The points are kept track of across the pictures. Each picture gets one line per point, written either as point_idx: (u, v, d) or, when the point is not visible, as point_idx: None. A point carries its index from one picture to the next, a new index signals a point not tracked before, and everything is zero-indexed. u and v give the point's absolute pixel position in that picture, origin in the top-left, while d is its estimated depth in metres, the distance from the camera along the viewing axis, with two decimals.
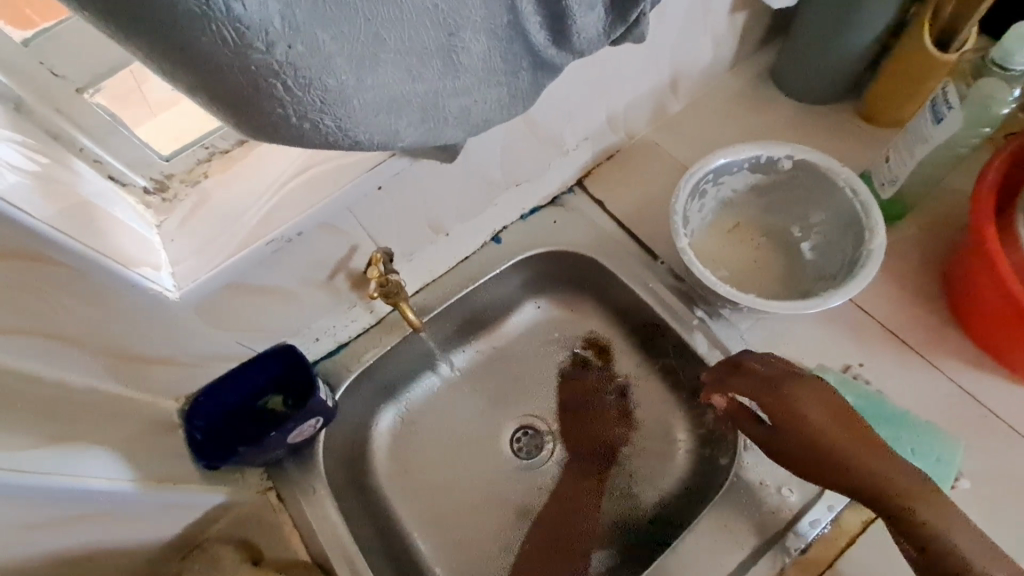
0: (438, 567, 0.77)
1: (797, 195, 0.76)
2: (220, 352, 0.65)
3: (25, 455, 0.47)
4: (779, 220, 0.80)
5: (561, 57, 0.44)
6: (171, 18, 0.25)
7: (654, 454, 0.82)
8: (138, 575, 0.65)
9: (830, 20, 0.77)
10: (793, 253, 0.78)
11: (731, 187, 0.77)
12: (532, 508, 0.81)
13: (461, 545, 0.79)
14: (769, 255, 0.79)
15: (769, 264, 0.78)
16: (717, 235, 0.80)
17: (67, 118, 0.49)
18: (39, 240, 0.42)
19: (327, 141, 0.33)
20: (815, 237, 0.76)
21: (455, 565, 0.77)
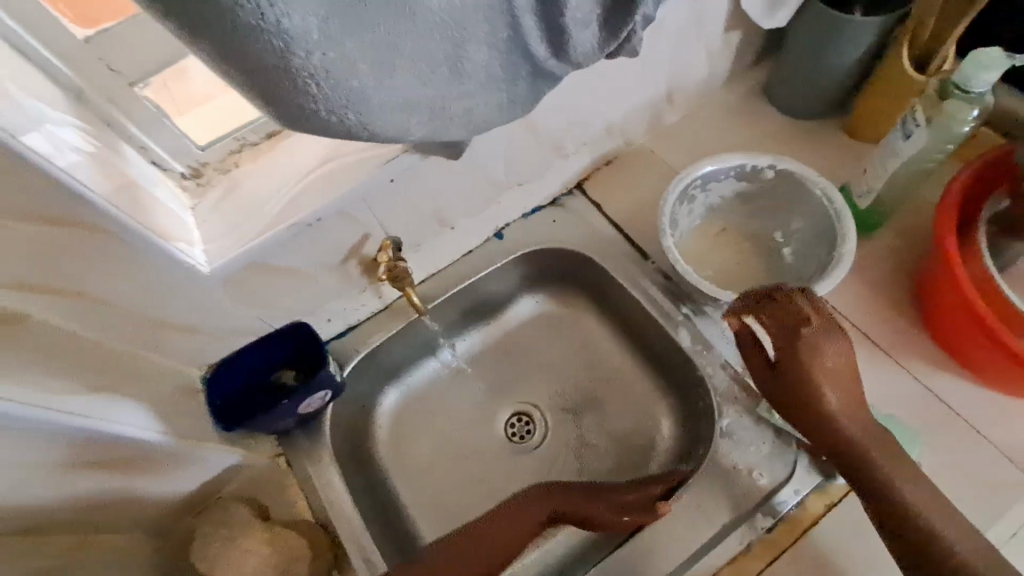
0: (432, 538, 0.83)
1: (779, 203, 0.82)
2: (241, 326, 0.72)
3: (67, 399, 0.53)
4: (763, 225, 0.85)
5: (557, 67, 0.51)
6: (230, 28, 0.31)
7: (637, 449, 0.86)
8: (158, 525, 0.71)
9: (817, 41, 0.83)
10: (775, 257, 0.84)
11: (720, 192, 0.83)
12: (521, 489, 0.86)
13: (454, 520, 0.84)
14: (752, 257, 0.84)
15: (751, 265, 0.84)
16: (704, 238, 0.86)
17: (118, 108, 0.56)
18: (98, 213, 0.48)
19: (349, 132, 0.39)
20: (795, 242, 0.82)
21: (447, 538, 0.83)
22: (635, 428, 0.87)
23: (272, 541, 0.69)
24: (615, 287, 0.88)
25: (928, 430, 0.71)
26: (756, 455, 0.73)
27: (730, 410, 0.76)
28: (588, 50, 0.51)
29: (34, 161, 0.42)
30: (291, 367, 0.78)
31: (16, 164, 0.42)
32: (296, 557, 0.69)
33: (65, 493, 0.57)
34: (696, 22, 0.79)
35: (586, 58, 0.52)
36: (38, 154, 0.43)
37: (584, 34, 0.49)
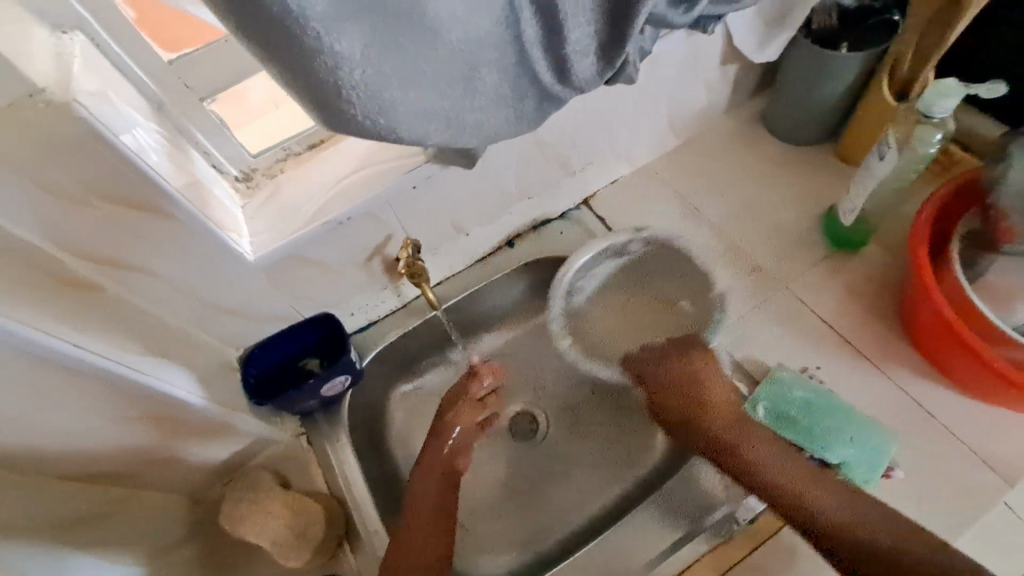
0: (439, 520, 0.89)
1: (677, 272, 0.92)
2: (277, 313, 0.81)
3: (132, 359, 0.62)
4: (670, 292, 0.93)
5: (560, 89, 0.60)
6: (295, 52, 0.39)
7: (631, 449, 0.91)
8: (190, 489, 0.79)
9: (807, 75, 0.90)
10: (676, 315, 0.92)
11: (627, 266, 0.93)
12: (520, 481, 0.91)
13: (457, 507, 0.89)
14: (663, 320, 0.94)
15: (648, 326, 0.93)
16: (620, 306, 0.96)
17: (190, 118, 0.67)
18: (172, 203, 0.58)
19: (380, 136, 0.48)
20: (691, 305, 0.91)
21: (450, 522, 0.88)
22: (632, 429, 0.93)
23: (291, 508, 0.75)
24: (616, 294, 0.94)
25: (902, 429, 0.77)
26: None
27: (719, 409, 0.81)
28: (588, 77, 0.60)
29: (129, 155, 0.52)
30: (316, 355, 0.85)
31: (114, 157, 0.52)
32: (310, 523, 0.75)
33: (116, 441, 0.67)
34: (692, 56, 0.88)
35: (585, 83, 0.61)
36: (131, 150, 0.52)
37: (583, 63, 0.58)
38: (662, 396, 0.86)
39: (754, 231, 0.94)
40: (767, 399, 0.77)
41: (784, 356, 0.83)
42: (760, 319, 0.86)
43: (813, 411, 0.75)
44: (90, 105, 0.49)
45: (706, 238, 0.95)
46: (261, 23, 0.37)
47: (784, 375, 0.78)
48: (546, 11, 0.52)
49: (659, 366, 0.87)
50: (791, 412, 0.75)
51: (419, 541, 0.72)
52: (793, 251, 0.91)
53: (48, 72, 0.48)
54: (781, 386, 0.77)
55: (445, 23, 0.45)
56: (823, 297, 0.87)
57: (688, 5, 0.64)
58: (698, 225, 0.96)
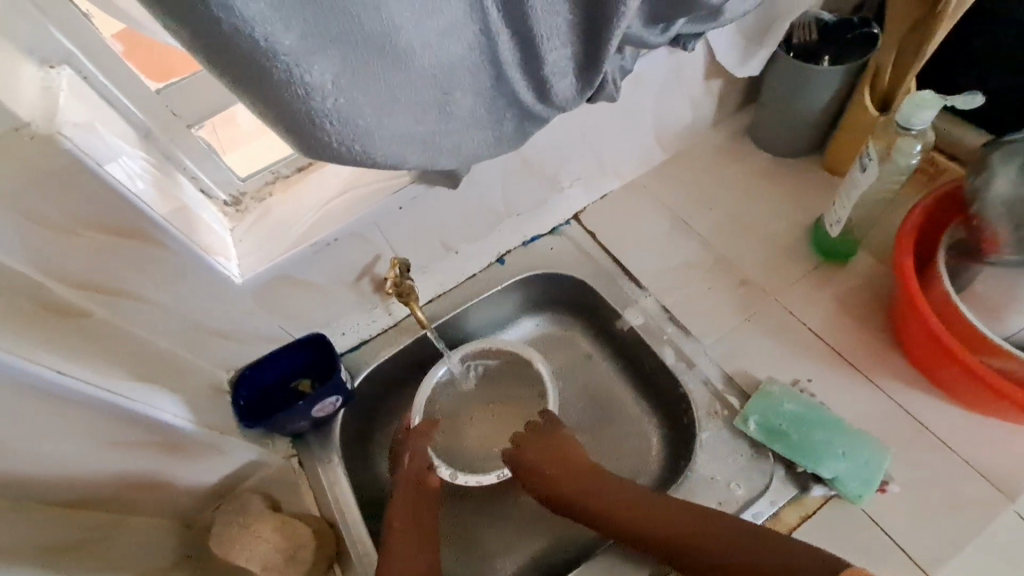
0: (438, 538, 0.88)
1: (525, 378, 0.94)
2: (266, 334, 0.81)
3: (119, 384, 0.62)
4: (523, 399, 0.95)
5: (540, 108, 0.61)
6: (269, 85, 0.40)
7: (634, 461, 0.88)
8: (181, 513, 0.79)
9: (789, 88, 0.91)
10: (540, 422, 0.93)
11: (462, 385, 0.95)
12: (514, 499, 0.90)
13: (450, 527, 0.88)
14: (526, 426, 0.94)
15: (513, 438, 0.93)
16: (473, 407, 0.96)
17: (177, 144, 0.68)
18: (156, 228, 0.59)
19: (357, 162, 0.49)
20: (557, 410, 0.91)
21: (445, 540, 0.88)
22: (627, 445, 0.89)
23: (282, 531, 0.75)
24: (605, 308, 0.94)
25: (896, 441, 0.76)
26: (735, 468, 0.76)
27: (711, 424, 0.79)
28: (566, 96, 0.61)
29: (113, 184, 0.53)
30: (307, 376, 0.86)
31: (100, 186, 0.53)
32: (301, 545, 0.74)
33: (106, 467, 0.66)
34: (675, 72, 0.89)
35: (564, 102, 0.62)
36: (116, 180, 0.54)
37: (562, 83, 0.59)
38: (542, 478, 0.79)
39: (742, 243, 0.94)
40: (757, 414, 0.76)
41: (775, 368, 0.82)
42: (751, 332, 0.85)
43: (804, 425, 0.75)
44: (75, 136, 0.50)
45: (695, 251, 0.95)
46: (232, 58, 0.38)
47: (777, 390, 0.78)
48: (522, 34, 0.53)
49: (525, 445, 0.83)
50: (783, 426, 0.75)
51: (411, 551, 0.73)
52: (782, 263, 0.91)
53: (34, 106, 0.49)
54: (771, 401, 0.77)
55: (417, 50, 0.46)
56: (813, 309, 0.86)
57: (665, 26, 0.65)
58: (687, 238, 0.96)
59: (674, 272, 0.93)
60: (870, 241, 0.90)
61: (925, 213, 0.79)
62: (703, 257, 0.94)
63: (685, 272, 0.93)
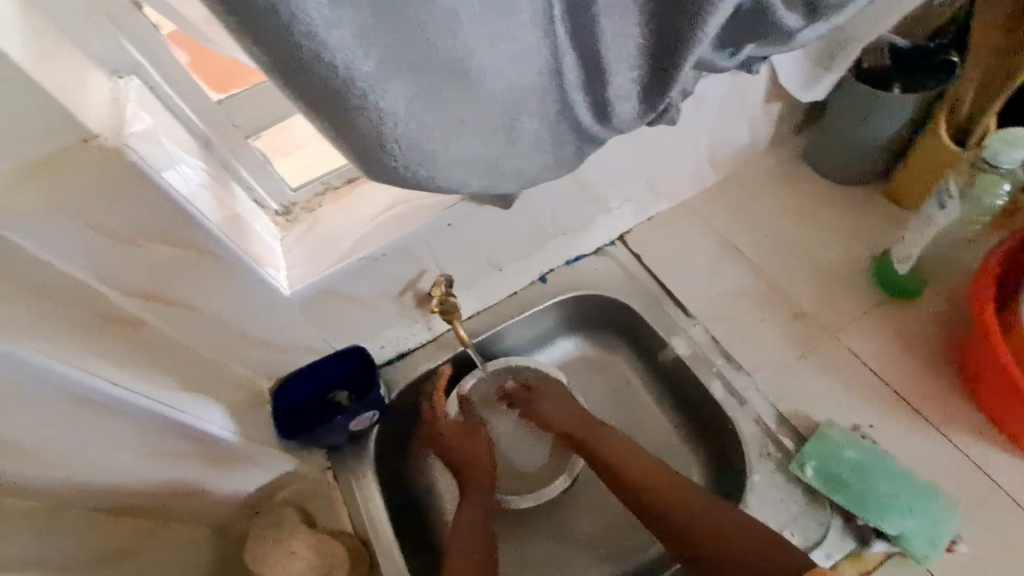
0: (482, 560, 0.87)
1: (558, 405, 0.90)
2: (308, 345, 0.80)
3: (162, 390, 0.63)
4: None
5: (601, 131, 0.58)
6: (345, 110, 0.39)
7: None
8: (217, 520, 0.79)
9: (856, 115, 0.87)
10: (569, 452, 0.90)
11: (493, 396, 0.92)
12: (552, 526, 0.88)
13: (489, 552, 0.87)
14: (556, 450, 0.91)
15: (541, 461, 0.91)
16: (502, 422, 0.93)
17: (234, 154, 0.68)
18: (211, 238, 0.58)
19: (421, 185, 0.48)
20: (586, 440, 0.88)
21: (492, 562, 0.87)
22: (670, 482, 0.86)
23: (315, 547, 0.74)
24: (651, 334, 0.90)
25: (962, 497, 0.72)
26: (788, 515, 0.72)
27: (762, 466, 0.75)
28: (628, 119, 0.59)
29: (173, 195, 0.53)
30: (345, 388, 0.85)
31: (161, 197, 0.53)
32: (333, 563, 0.74)
33: (149, 476, 0.66)
34: (736, 93, 0.86)
35: (626, 125, 0.60)
36: (177, 191, 0.53)
37: (625, 106, 0.57)
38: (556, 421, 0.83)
39: (800, 274, 0.90)
40: (816, 458, 0.72)
41: (834, 410, 0.78)
42: (807, 369, 0.81)
43: (867, 473, 0.71)
44: (140, 147, 0.50)
45: (749, 279, 0.90)
46: (310, 83, 0.37)
47: (837, 434, 0.74)
48: (589, 57, 0.51)
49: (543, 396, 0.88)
50: (843, 474, 0.71)
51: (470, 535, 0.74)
52: (842, 297, 0.86)
53: (104, 117, 0.49)
54: (831, 445, 0.73)
55: (487, 74, 0.44)
56: (874, 348, 0.82)
57: (734, 49, 0.61)
58: (740, 266, 0.92)
59: (726, 301, 0.89)
60: (939, 279, 0.85)
61: (1008, 252, 0.75)
62: (756, 286, 0.90)
63: (737, 301, 0.89)
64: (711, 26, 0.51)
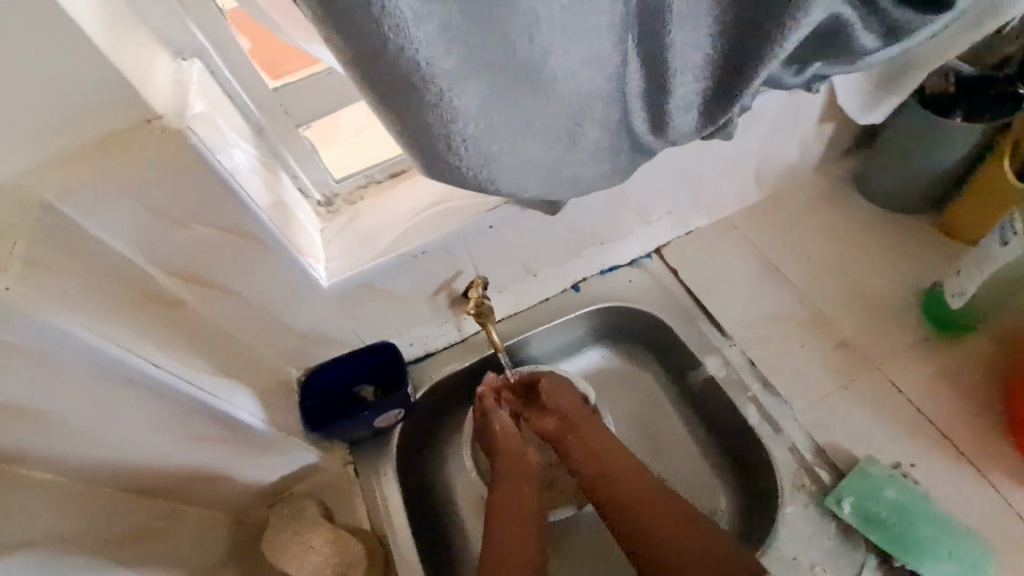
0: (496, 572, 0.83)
1: None
2: (340, 338, 0.79)
3: (202, 378, 0.62)
4: None
5: (654, 141, 0.57)
6: (417, 106, 0.39)
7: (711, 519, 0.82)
8: (238, 507, 0.79)
9: (914, 141, 0.84)
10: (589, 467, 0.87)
11: None
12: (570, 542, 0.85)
13: None
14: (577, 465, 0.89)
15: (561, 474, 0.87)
16: None
17: (285, 143, 0.68)
18: (257, 224, 0.58)
19: (480, 187, 0.47)
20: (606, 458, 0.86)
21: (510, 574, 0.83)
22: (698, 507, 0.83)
23: (334, 545, 0.74)
24: (684, 352, 0.88)
25: (1007, 547, 0.69)
26: (820, 549, 0.70)
27: (795, 498, 0.73)
28: (685, 131, 0.57)
29: (227, 180, 0.53)
30: (371, 383, 0.84)
31: (216, 182, 0.52)
32: (352, 561, 0.74)
33: (178, 458, 0.66)
34: (790, 114, 0.84)
35: (682, 137, 0.58)
36: (231, 176, 0.53)
37: (683, 118, 0.55)
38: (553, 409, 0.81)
39: (842, 302, 0.87)
40: (853, 495, 0.71)
41: (873, 445, 0.76)
42: (845, 401, 0.79)
43: (907, 514, 0.70)
44: (200, 130, 0.49)
45: (789, 304, 0.88)
46: (387, 77, 0.37)
47: (876, 472, 0.72)
48: (652, 65, 0.50)
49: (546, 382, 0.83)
50: (882, 513, 0.70)
51: (518, 538, 0.72)
52: (885, 328, 0.84)
53: (166, 97, 0.49)
54: (871, 482, 0.72)
55: (560, 79, 0.43)
56: (917, 383, 0.80)
57: (800, 67, 0.59)
58: (780, 289, 0.90)
59: (764, 324, 0.87)
60: (989, 317, 0.83)
61: None
62: (797, 311, 0.88)
63: (776, 325, 0.87)
64: (789, 43, 0.49)
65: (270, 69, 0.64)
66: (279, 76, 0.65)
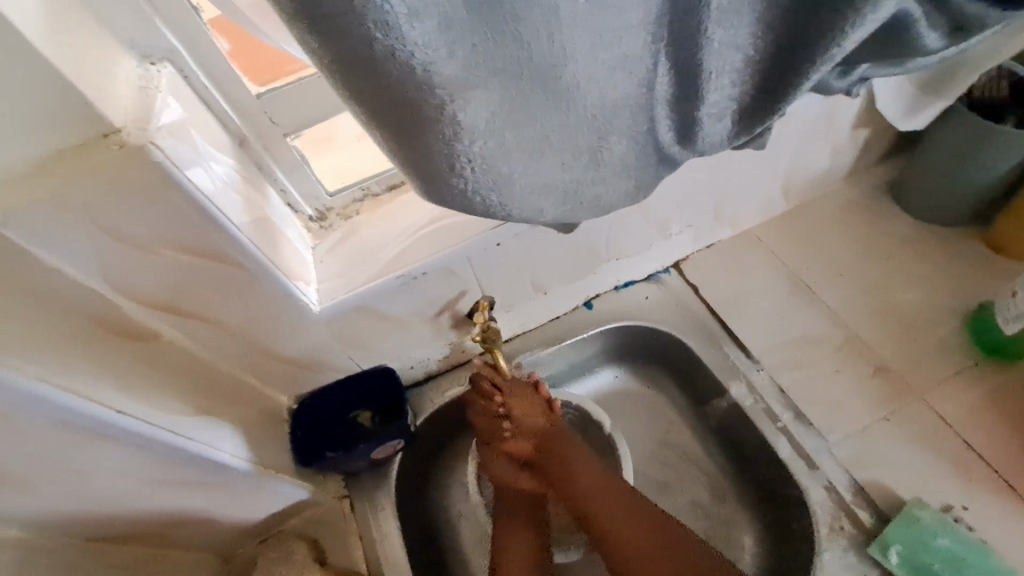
0: None
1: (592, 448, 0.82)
2: (334, 364, 0.73)
3: (179, 420, 0.56)
4: None
5: (681, 154, 0.50)
6: (413, 119, 0.32)
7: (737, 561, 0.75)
8: (222, 548, 0.73)
9: (960, 149, 0.77)
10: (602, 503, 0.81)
11: None
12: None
13: None
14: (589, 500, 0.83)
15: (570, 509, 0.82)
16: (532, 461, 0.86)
17: (271, 155, 0.62)
18: (237, 247, 0.51)
19: (488, 212, 0.40)
20: None
21: None
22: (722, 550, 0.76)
23: None
24: (705, 376, 0.82)
25: None
26: None
27: (833, 543, 0.67)
28: (717, 141, 0.50)
29: (199, 200, 0.46)
30: (369, 407, 0.76)
31: (187, 203, 0.46)
32: None
33: (153, 504, 0.60)
34: (823, 118, 0.78)
35: (712, 147, 0.51)
36: (204, 195, 0.47)
37: (716, 127, 0.48)
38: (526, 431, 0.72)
39: (879, 323, 0.81)
40: (902, 542, 0.65)
41: (919, 484, 0.69)
42: (886, 433, 0.73)
43: (962, 567, 0.63)
44: (167, 144, 0.43)
45: (821, 325, 0.82)
46: (377, 87, 0.30)
47: (928, 517, 0.65)
48: (684, 68, 0.43)
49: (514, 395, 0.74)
50: (934, 565, 0.63)
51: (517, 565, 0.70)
52: (927, 353, 0.78)
53: (127, 106, 0.42)
54: (921, 531, 0.65)
55: (582, 86, 0.36)
56: (964, 415, 0.73)
57: (844, 70, 0.52)
58: (811, 308, 0.83)
59: (794, 346, 0.80)
60: None
61: None
62: (831, 333, 0.81)
63: (808, 348, 0.80)
64: (849, 41, 0.42)
65: (255, 76, 0.58)
66: (265, 83, 0.59)
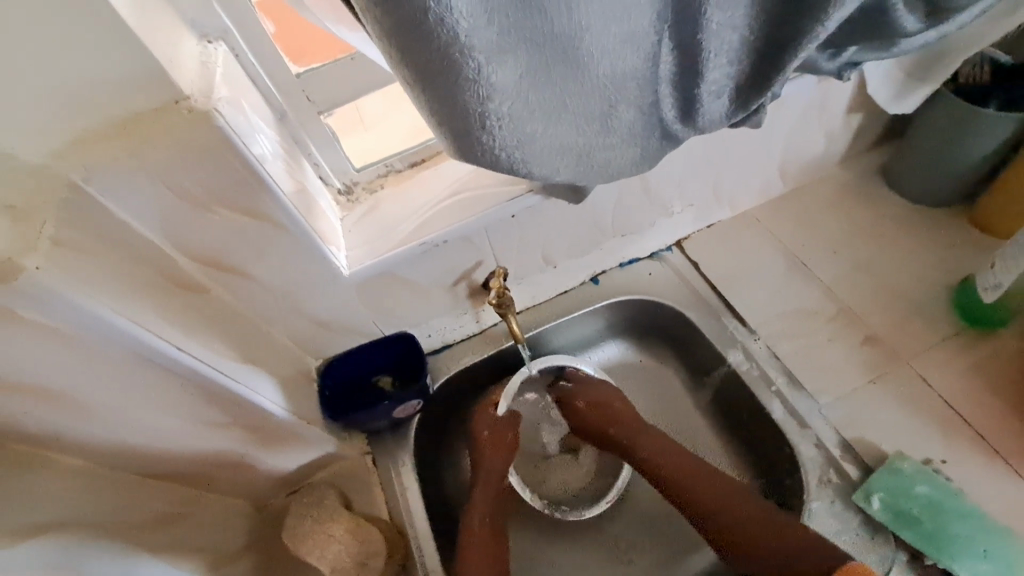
0: (529, 555, 0.85)
1: None
2: (360, 328, 0.79)
3: (227, 364, 0.62)
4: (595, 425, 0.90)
5: (683, 130, 0.55)
6: (453, 82, 0.38)
7: None
8: (256, 496, 0.79)
9: (948, 133, 0.82)
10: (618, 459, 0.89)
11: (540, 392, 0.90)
12: (608, 533, 0.85)
13: (544, 542, 0.85)
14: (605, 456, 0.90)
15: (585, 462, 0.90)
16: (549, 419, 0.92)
17: (307, 131, 0.68)
18: (284, 211, 0.57)
19: (512, 170, 0.46)
20: None
21: (545, 553, 0.85)
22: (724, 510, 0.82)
23: (353, 533, 0.72)
24: (704, 345, 0.87)
25: None
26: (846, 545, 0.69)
27: (822, 494, 0.72)
28: (715, 117, 0.55)
29: (255, 166, 0.52)
30: (389, 372, 0.84)
31: (244, 168, 0.51)
32: (372, 550, 0.72)
33: (199, 445, 0.66)
34: (818, 102, 0.83)
35: (713, 124, 0.56)
36: (258, 162, 0.52)
37: (715, 104, 0.54)
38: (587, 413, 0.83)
39: (870, 296, 0.86)
40: (883, 490, 0.70)
41: (904, 441, 0.75)
42: (873, 396, 0.78)
43: (939, 512, 0.68)
44: (226, 112, 0.49)
45: (815, 298, 0.87)
46: (424, 51, 0.36)
47: (908, 467, 0.71)
48: (686, 48, 0.48)
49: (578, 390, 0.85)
50: (913, 510, 0.69)
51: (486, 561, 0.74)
52: (913, 324, 0.83)
53: (193, 78, 0.48)
54: (902, 479, 0.70)
55: (596, 58, 0.42)
56: (946, 379, 0.79)
57: (834, 52, 0.59)
58: (805, 283, 0.88)
59: (788, 316, 0.86)
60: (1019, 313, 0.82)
61: None
62: (824, 306, 0.86)
63: (802, 319, 0.85)
64: (832, 20, 0.48)
65: (296, 57, 0.63)
66: (305, 63, 0.64)
